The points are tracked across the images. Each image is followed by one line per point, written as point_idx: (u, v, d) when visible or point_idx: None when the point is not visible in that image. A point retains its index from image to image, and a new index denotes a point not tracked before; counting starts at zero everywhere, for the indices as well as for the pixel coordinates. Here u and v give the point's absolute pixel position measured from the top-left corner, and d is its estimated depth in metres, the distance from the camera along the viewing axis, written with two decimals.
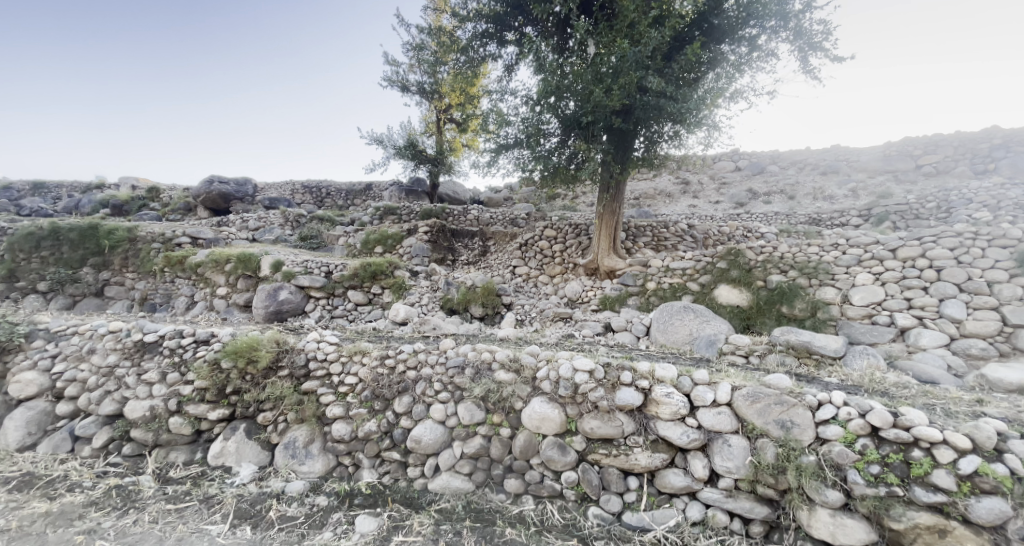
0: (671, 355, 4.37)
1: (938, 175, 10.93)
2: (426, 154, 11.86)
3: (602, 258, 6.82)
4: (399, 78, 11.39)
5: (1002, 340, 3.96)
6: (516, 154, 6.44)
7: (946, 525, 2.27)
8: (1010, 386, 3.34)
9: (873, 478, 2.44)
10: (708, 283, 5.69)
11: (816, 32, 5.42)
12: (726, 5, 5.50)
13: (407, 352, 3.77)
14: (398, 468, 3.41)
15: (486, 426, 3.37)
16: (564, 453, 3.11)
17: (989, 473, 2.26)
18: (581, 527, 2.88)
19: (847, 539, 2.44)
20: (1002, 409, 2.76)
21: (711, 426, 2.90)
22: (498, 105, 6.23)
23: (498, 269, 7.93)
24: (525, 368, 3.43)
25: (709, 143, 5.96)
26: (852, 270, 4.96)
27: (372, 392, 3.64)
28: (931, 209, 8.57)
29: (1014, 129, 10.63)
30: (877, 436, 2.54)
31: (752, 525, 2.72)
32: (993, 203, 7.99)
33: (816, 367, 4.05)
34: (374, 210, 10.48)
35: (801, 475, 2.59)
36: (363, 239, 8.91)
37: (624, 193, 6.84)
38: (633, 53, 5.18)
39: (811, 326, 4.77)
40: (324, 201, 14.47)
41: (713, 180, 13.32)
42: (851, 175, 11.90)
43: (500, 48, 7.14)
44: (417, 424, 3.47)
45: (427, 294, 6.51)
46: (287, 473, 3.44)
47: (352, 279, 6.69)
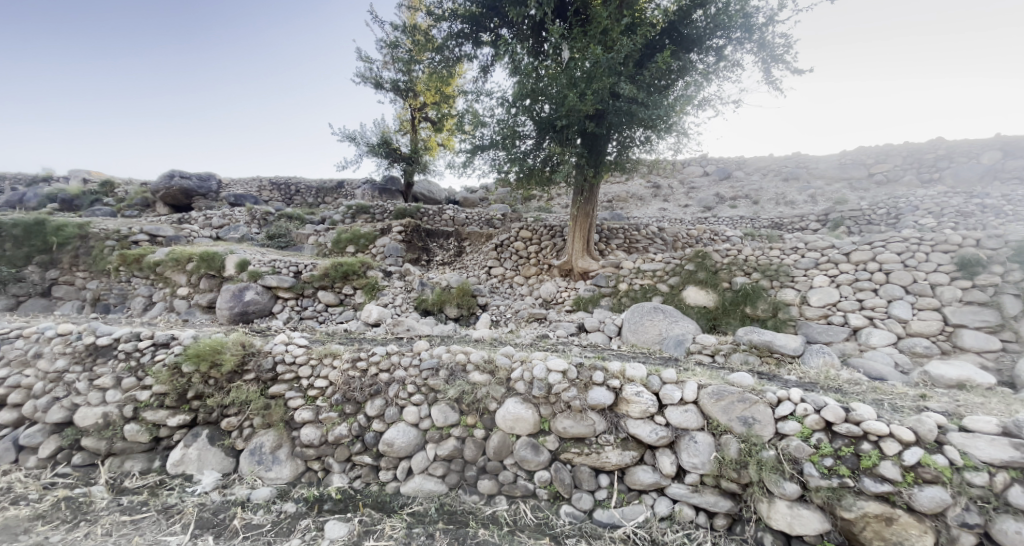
0: (642, 355, 4.48)
1: (888, 184, 11.61)
2: (400, 152, 11.79)
3: (576, 259, 6.92)
4: (372, 75, 11.19)
5: (943, 338, 4.27)
6: (492, 155, 6.44)
7: (891, 513, 2.42)
8: (949, 382, 3.59)
9: (827, 470, 2.58)
10: (676, 285, 5.85)
11: (777, 45, 5.65)
12: (695, 16, 5.69)
13: (380, 353, 3.71)
14: (369, 471, 3.36)
15: (460, 427, 3.36)
16: (537, 453, 3.14)
17: (931, 463, 2.42)
18: (553, 526, 2.92)
19: (802, 528, 2.58)
20: (942, 403, 2.97)
21: (679, 423, 2.99)
22: (474, 106, 6.22)
23: (473, 270, 7.91)
24: (500, 369, 3.45)
25: (679, 149, 6.13)
26: (810, 272, 5.22)
27: (343, 395, 3.58)
28: (881, 215, 9.10)
29: (956, 141, 11.41)
30: (830, 430, 2.68)
31: (716, 519, 2.82)
32: (937, 211, 8.56)
33: (776, 365, 4.24)
34: (345, 208, 10.25)
35: (761, 469, 2.71)
36: (334, 238, 8.70)
37: (597, 195, 6.95)
38: (606, 59, 5.27)
39: (773, 326, 4.98)
40: (294, 198, 14.06)
41: (683, 185, 13.70)
42: (810, 182, 12.49)
43: (475, 49, 7.14)
44: (389, 427, 3.43)
45: (400, 295, 6.43)
46: (253, 480, 3.33)
47: (323, 279, 6.54)
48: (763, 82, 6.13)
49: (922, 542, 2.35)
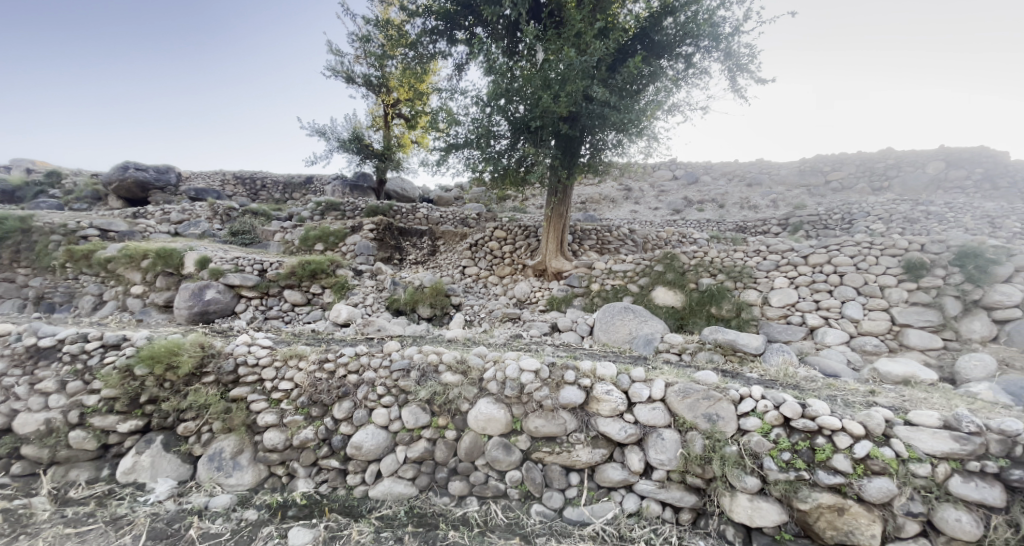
0: (612, 354, 4.55)
1: (843, 190, 12.25)
2: (372, 148, 11.61)
3: (549, 259, 6.97)
4: (343, 69, 10.91)
5: (891, 337, 4.54)
6: (466, 154, 6.39)
7: (844, 504, 2.54)
8: (896, 378, 3.82)
9: (785, 464, 2.70)
10: (646, 285, 5.99)
11: (742, 55, 5.85)
12: (666, 23, 5.84)
13: (349, 355, 3.63)
14: (337, 475, 3.28)
15: (431, 429, 3.32)
16: (508, 452, 3.14)
17: (879, 456, 2.56)
18: (523, 525, 2.93)
19: (762, 520, 2.69)
20: (889, 399, 3.15)
21: (647, 421, 3.06)
22: (448, 104, 6.17)
23: (447, 269, 7.85)
24: (472, 369, 3.43)
25: (649, 153, 6.27)
26: (771, 274, 5.45)
27: (309, 398, 3.47)
28: (836, 220, 9.60)
29: (904, 152, 12.16)
30: (788, 426, 2.81)
31: (681, 513, 2.90)
32: (886, 217, 9.09)
33: (739, 363, 4.41)
34: (314, 205, 9.96)
35: (724, 464, 2.81)
36: (302, 235, 8.43)
37: (571, 197, 7.03)
38: (580, 62, 5.32)
39: (737, 325, 5.17)
40: (260, 193, 13.54)
41: (654, 188, 14.03)
42: (772, 187, 13.04)
43: (450, 46, 7.07)
44: (357, 430, 3.35)
45: (371, 294, 6.31)
46: (211, 487, 3.19)
47: (290, 278, 6.36)
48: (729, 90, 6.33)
49: (870, 531, 2.48)
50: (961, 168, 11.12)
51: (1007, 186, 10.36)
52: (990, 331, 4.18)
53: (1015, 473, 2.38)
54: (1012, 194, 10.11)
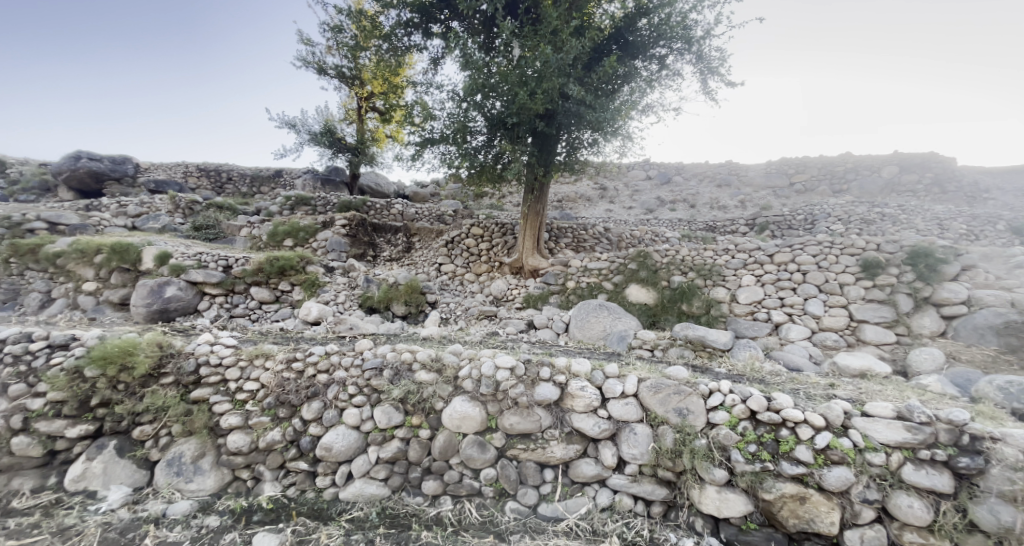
0: (587, 351, 4.60)
1: (806, 192, 12.78)
2: (345, 142, 11.33)
3: (526, 257, 6.97)
4: (314, 59, 10.58)
5: (849, 332, 4.77)
6: (442, 149, 6.31)
7: (805, 493, 2.64)
8: (853, 371, 4.00)
9: (751, 456, 2.78)
10: (620, 283, 6.07)
11: (713, 58, 5.99)
12: (640, 24, 5.92)
13: (318, 354, 3.52)
14: (305, 478, 3.19)
15: (404, 428, 3.26)
16: (483, 450, 3.12)
17: (838, 446, 2.67)
18: (497, 523, 2.92)
19: (729, 511, 2.76)
20: (848, 391, 3.29)
21: (620, 416, 3.11)
22: (423, 98, 6.07)
23: (422, 266, 7.71)
24: (447, 367, 3.39)
25: (624, 152, 6.35)
26: (739, 272, 5.62)
27: (276, 398, 3.35)
28: (800, 221, 10.00)
29: (861, 156, 12.78)
30: (754, 419, 2.90)
31: (653, 506, 2.95)
32: (846, 217, 9.54)
33: (708, 358, 4.53)
34: (283, 199, 9.63)
35: (694, 457, 2.88)
36: (270, 230, 8.10)
37: (548, 195, 7.05)
38: (556, 59, 5.33)
39: (706, 322, 5.30)
40: (226, 186, 12.99)
41: (628, 187, 14.26)
42: (740, 189, 13.46)
43: (425, 39, 6.96)
44: (327, 431, 3.25)
45: (343, 291, 6.17)
46: (170, 493, 3.03)
47: (257, 274, 6.13)
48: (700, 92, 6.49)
49: (829, 518, 2.59)
50: (912, 172, 11.79)
51: (953, 191, 11.06)
52: (939, 326, 4.44)
53: (963, 461, 2.49)
54: (957, 198, 10.81)
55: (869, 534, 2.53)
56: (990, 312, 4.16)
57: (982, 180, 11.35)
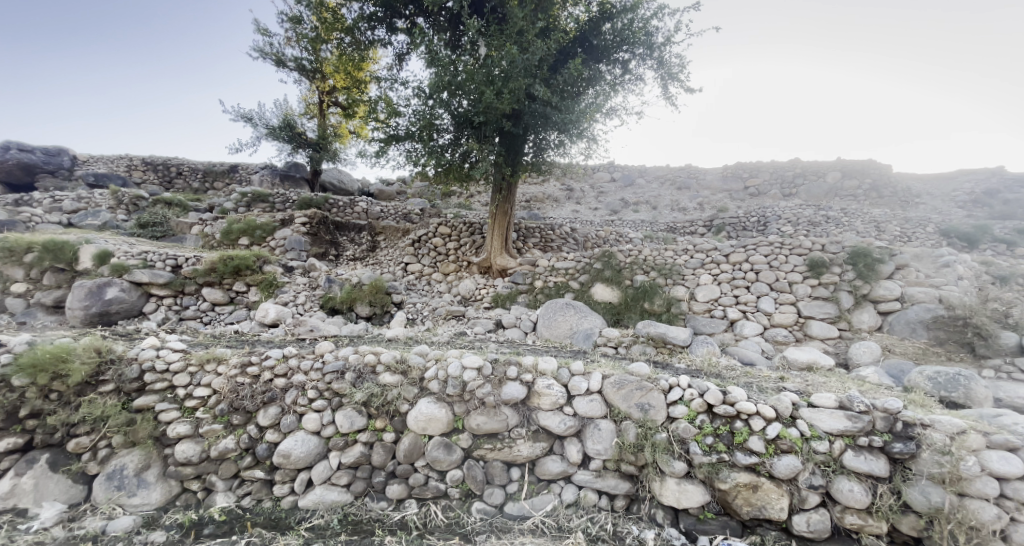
0: (554, 350, 4.65)
1: (758, 196, 13.45)
2: (305, 137, 10.92)
3: (494, 257, 6.96)
4: (272, 51, 10.15)
5: (797, 328, 5.06)
6: (407, 146, 6.19)
7: (758, 482, 2.77)
8: (801, 364, 4.25)
9: (708, 448, 2.89)
10: (586, 282, 6.17)
11: (673, 64, 6.18)
12: (604, 28, 6.04)
13: (275, 357, 3.37)
14: (262, 487, 3.05)
15: (368, 432, 3.18)
16: (449, 452, 3.09)
17: (787, 436, 2.82)
18: (463, 524, 2.90)
19: (688, 502, 2.86)
20: (796, 383, 3.49)
21: (585, 412, 3.16)
22: (387, 94, 5.95)
23: (388, 266, 7.55)
24: (412, 368, 3.33)
25: (589, 154, 6.47)
26: (697, 271, 5.85)
27: (229, 405, 3.19)
28: (753, 222, 10.51)
29: (808, 162, 13.59)
30: (711, 412, 3.01)
31: (616, 500, 3.02)
32: (795, 220, 10.11)
33: (669, 355, 4.69)
34: (239, 195, 9.17)
35: (655, 451, 2.96)
36: (224, 227, 7.70)
37: (515, 195, 7.07)
38: (522, 60, 5.37)
39: (667, 319, 5.47)
40: (175, 181, 12.23)
41: (594, 189, 14.50)
42: (699, 191, 14.00)
43: (390, 34, 6.83)
44: (285, 437, 3.13)
45: (303, 292, 5.97)
46: (110, 509, 2.83)
47: (209, 274, 5.83)
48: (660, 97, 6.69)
49: (779, 504, 2.74)
50: (853, 178, 12.64)
51: (889, 196, 11.94)
52: (876, 321, 4.79)
53: (897, 447, 2.67)
54: (892, 203, 11.68)
55: (815, 518, 2.68)
56: (921, 308, 4.55)
57: (913, 186, 12.31)
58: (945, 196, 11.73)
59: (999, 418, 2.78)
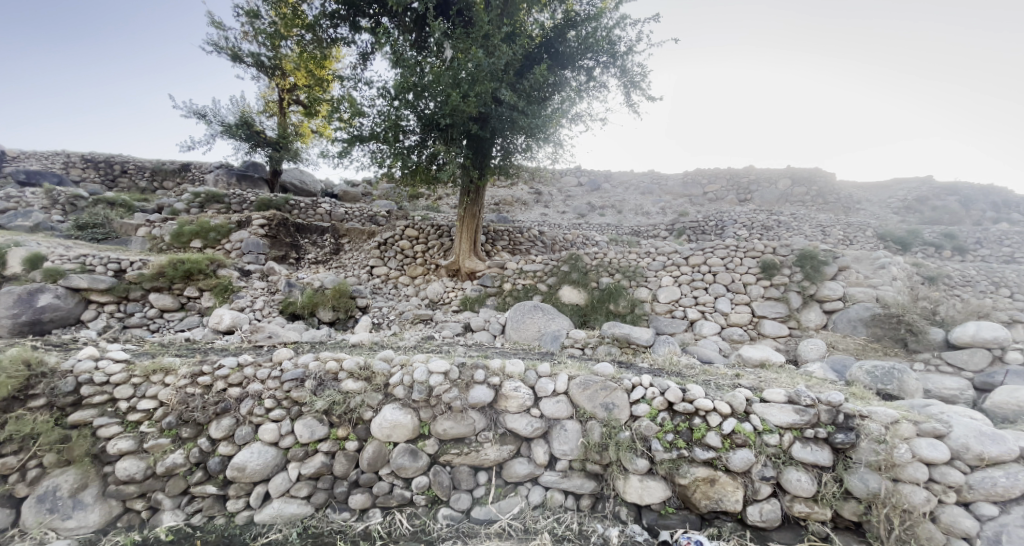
0: (522, 352, 4.66)
1: (716, 201, 14.05)
2: (264, 136, 10.51)
3: (462, 260, 6.91)
4: (228, 45, 9.71)
5: (752, 327, 5.31)
6: (372, 147, 6.06)
7: (715, 476, 2.88)
8: (755, 361, 4.46)
9: (668, 444, 2.99)
10: (553, 285, 6.24)
11: (635, 73, 6.36)
12: (569, 35, 6.15)
13: (229, 366, 3.21)
14: (214, 502, 2.90)
15: (329, 441, 3.08)
16: (414, 458, 3.04)
17: (741, 430, 2.95)
18: (429, 531, 2.87)
19: (650, 498, 2.94)
20: (750, 380, 3.66)
21: (552, 414, 3.19)
22: (351, 93, 5.82)
23: (352, 269, 7.37)
24: (377, 374, 3.24)
25: (556, 158, 6.55)
26: (659, 273, 6.04)
27: (178, 417, 3.01)
28: (711, 226, 10.96)
29: (762, 169, 14.31)
30: (671, 409, 3.11)
31: (582, 500, 3.06)
32: (750, 224, 10.62)
33: (633, 355, 4.81)
34: (190, 196, 8.70)
35: (619, 449, 3.03)
36: (174, 229, 7.28)
37: (483, 197, 7.06)
38: (488, 64, 5.39)
39: (631, 320, 5.62)
40: (119, 180, 11.46)
41: (561, 193, 14.68)
42: (661, 196, 14.46)
43: (353, 33, 6.68)
44: (240, 449, 2.99)
45: (261, 297, 5.74)
46: (41, 534, 2.61)
47: (157, 279, 5.50)
48: (623, 104, 6.85)
49: (734, 497, 2.85)
50: (802, 185, 13.42)
51: (833, 202, 12.75)
52: (822, 319, 5.11)
53: (839, 437, 2.85)
54: (836, 209, 12.49)
55: (767, 508, 2.81)
56: (861, 306, 4.88)
57: (855, 193, 13.20)
58: (882, 202, 12.66)
59: (928, 408, 3.02)
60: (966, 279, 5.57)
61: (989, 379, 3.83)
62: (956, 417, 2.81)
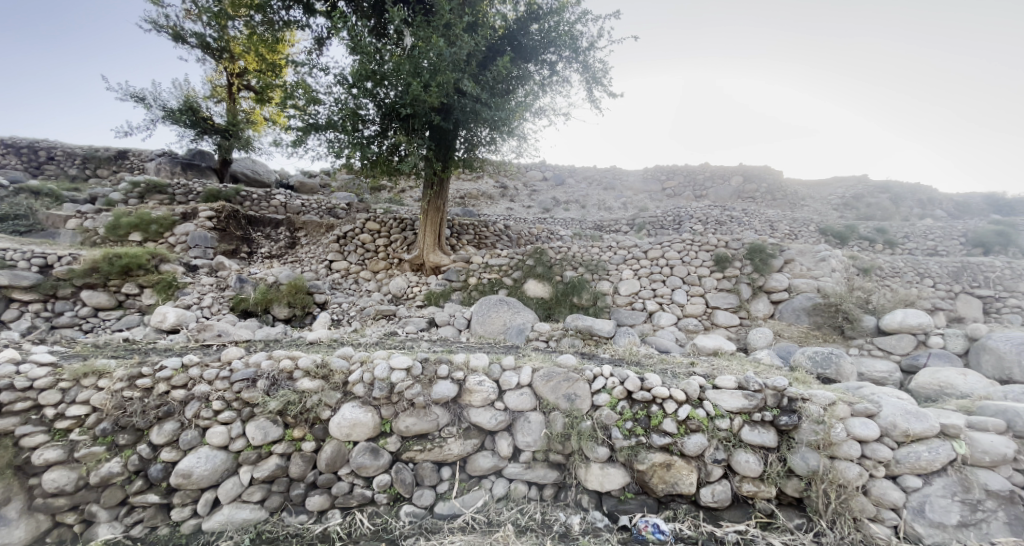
0: (486, 346, 4.64)
1: (675, 197, 14.52)
2: (211, 123, 9.90)
3: (426, 254, 6.77)
4: (168, 23, 9.04)
5: (707, 318, 5.54)
6: (329, 137, 5.83)
7: (672, 461, 2.99)
8: (708, 350, 4.68)
9: (627, 432, 3.07)
10: (519, 279, 6.26)
11: (597, 69, 6.44)
12: (532, 28, 6.15)
13: (172, 367, 3.01)
14: (156, 512, 2.73)
15: (284, 443, 2.96)
16: (376, 457, 2.97)
17: (695, 416, 3.08)
18: (391, 529, 2.83)
19: (610, 485, 3.02)
20: (704, 368, 3.82)
21: (515, 406, 3.20)
22: (306, 79, 5.57)
23: (309, 263, 7.07)
24: (335, 372, 3.14)
25: (521, 152, 6.55)
26: (621, 267, 6.17)
27: (115, 423, 2.80)
28: (670, 221, 11.31)
29: (717, 167, 14.91)
30: (630, 398, 3.20)
31: (545, 490, 3.10)
32: (705, 219, 11.06)
33: (595, 346, 4.91)
34: (128, 186, 8.10)
35: (581, 438, 3.09)
36: (109, 221, 6.73)
37: (447, 190, 6.96)
38: (450, 54, 5.29)
39: (594, 313, 5.74)
40: (45, 167, 10.45)
41: (526, 187, 14.71)
42: (623, 192, 14.79)
43: (307, 16, 6.38)
44: (185, 455, 2.82)
45: (209, 294, 5.43)
46: None
47: (89, 275, 5.07)
48: (585, 99, 6.91)
49: (689, 480, 2.97)
50: (753, 182, 14.12)
51: (781, 199, 13.49)
52: (769, 309, 5.41)
53: (783, 420, 3.02)
54: (783, 205, 13.23)
55: (718, 489, 2.95)
56: (805, 297, 5.22)
57: (801, 190, 14.02)
58: (823, 199, 13.53)
59: (862, 390, 3.26)
60: (896, 270, 6.03)
61: (914, 361, 4.23)
62: (885, 397, 3.05)
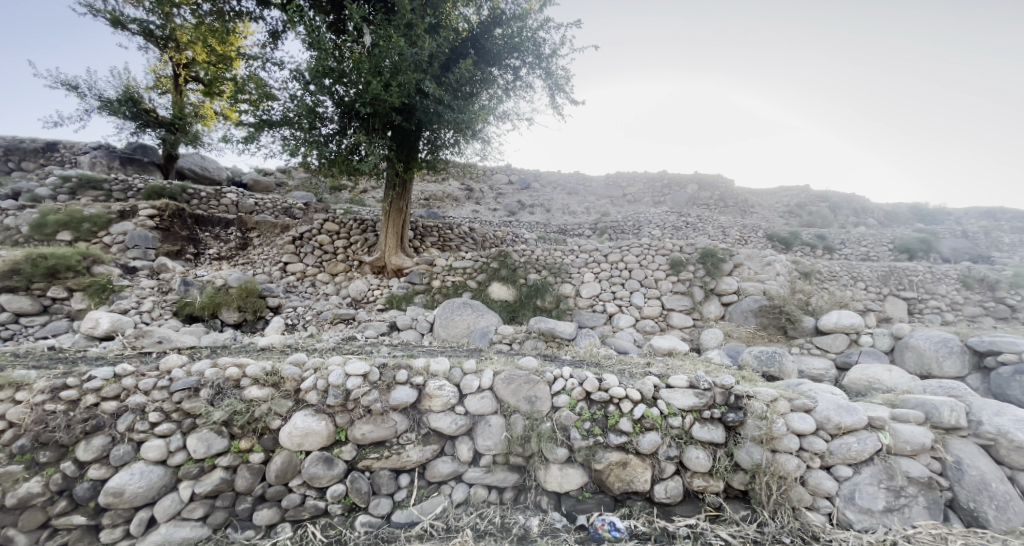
0: (448, 350, 4.60)
1: (635, 202, 14.98)
2: (155, 115, 9.34)
3: (388, 256, 6.63)
4: (106, 8, 8.42)
5: (663, 319, 5.73)
6: (285, 134, 5.62)
7: (627, 459, 3.07)
8: (663, 350, 4.85)
9: (585, 432, 3.12)
10: (483, 281, 6.26)
11: (560, 76, 6.53)
12: (495, 32, 6.15)
13: (103, 377, 2.79)
14: (83, 534, 2.52)
15: (229, 455, 2.81)
16: (329, 466, 2.87)
17: (649, 414, 3.17)
18: (346, 540, 2.74)
19: (569, 485, 3.06)
20: (659, 368, 3.95)
21: (476, 410, 3.19)
22: (258, 73, 5.34)
23: (262, 265, 6.76)
24: (285, 380, 3.00)
25: (485, 155, 6.55)
26: (582, 270, 6.30)
27: (35, 439, 2.56)
28: (630, 225, 11.64)
29: (676, 174, 15.50)
30: (588, 399, 3.25)
31: (505, 493, 3.10)
32: (663, 224, 11.47)
33: (557, 348, 4.97)
34: (58, 180, 7.56)
35: (541, 440, 3.11)
36: (35, 218, 6.17)
37: (410, 191, 6.86)
38: (411, 54, 5.22)
39: (556, 315, 5.82)
40: None
41: (491, 190, 14.72)
42: (585, 197, 15.10)
43: (261, 8, 6.14)
44: (118, 471, 2.63)
45: (150, 298, 5.09)
46: None
47: (9, 278, 4.63)
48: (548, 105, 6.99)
49: (644, 477, 3.05)
50: (707, 190, 14.80)
51: (732, 206, 14.21)
52: (720, 311, 5.67)
53: (730, 416, 3.15)
54: (735, 212, 13.94)
55: (671, 485, 3.05)
56: (752, 299, 5.51)
57: (751, 198, 14.80)
58: (771, 206, 14.38)
59: (801, 386, 3.46)
60: (833, 274, 6.46)
61: (847, 358, 4.60)
62: (821, 393, 3.26)
